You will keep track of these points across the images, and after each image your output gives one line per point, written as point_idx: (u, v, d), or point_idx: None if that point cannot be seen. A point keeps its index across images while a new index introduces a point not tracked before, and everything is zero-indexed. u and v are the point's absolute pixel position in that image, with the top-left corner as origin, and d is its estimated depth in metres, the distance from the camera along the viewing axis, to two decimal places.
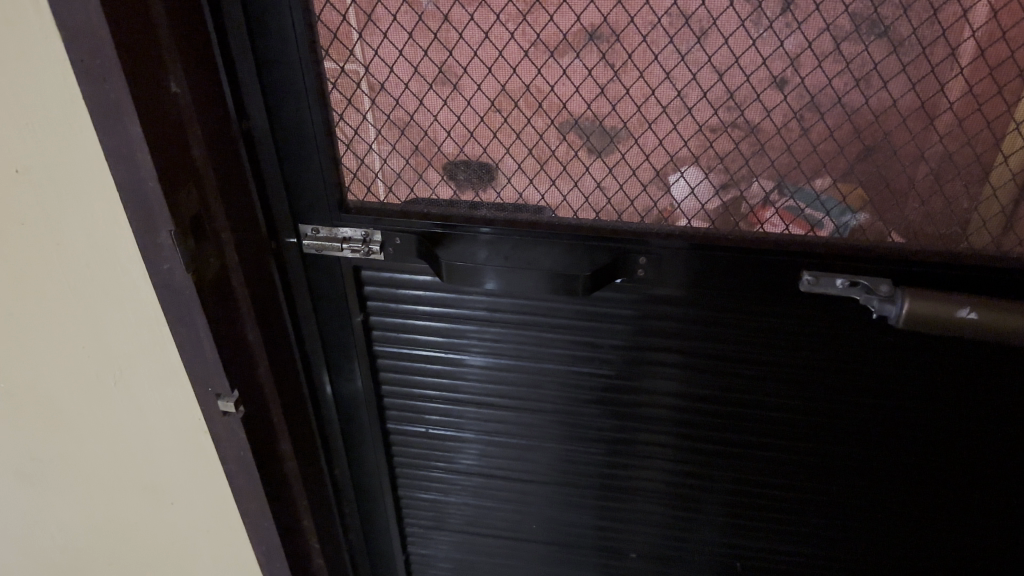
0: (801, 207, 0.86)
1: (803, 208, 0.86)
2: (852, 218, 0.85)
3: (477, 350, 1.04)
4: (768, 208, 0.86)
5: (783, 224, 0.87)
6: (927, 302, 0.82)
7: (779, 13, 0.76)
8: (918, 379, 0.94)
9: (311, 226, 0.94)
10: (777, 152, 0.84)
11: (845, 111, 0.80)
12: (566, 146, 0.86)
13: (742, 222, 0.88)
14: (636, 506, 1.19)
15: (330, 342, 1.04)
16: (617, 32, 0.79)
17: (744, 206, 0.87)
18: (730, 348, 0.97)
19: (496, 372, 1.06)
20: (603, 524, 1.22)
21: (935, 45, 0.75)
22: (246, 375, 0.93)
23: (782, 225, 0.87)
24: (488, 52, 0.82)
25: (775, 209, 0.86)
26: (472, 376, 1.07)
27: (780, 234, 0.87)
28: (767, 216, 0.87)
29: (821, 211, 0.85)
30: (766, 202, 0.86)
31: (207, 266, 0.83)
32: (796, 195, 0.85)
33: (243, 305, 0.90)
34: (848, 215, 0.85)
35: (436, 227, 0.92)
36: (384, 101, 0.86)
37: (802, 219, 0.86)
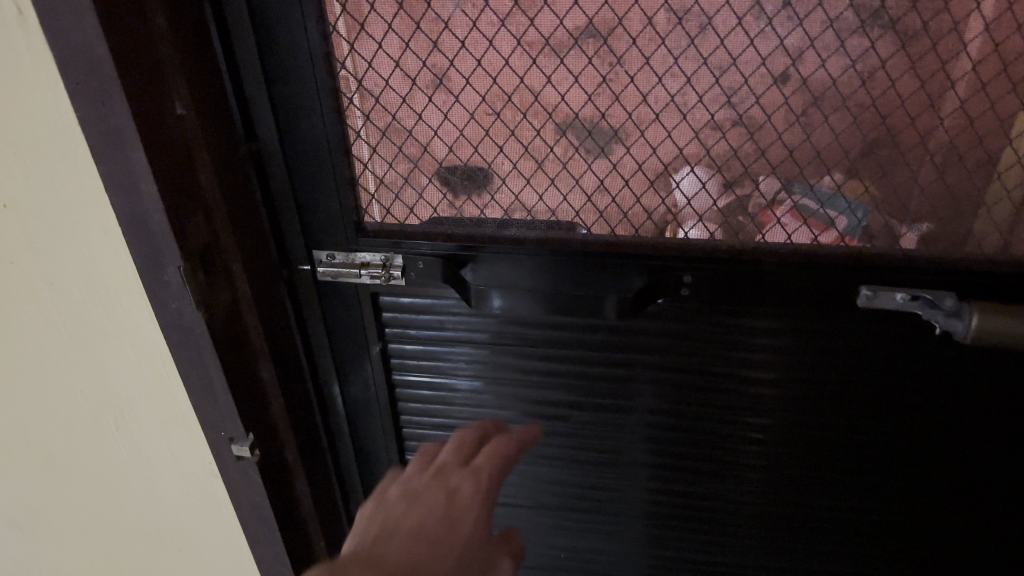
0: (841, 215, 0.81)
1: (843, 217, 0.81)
2: (864, 212, 0.80)
3: (464, 374, 0.97)
4: (781, 205, 0.81)
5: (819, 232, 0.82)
6: (997, 316, 0.76)
7: (840, 13, 0.70)
8: (980, 399, 0.88)
9: (326, 250, 0.87)
10: (832, 159, 0.79)
11: (907, 116, 0.75)
12: (604, 159, 0.81)
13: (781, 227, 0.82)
14: (672, 533, 1.12)
15: (346, 375, 0.97)
16: (663, 35, 0.73)
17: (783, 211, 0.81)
18: (776, 372, 0.90)
19: (486, 395, 0.99)
20: (635, 550, 1.16)
21: (1008, 42, 0.70)
22: (261, 418, 0.85)
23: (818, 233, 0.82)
24: (520, 60, 0.76)
25: (816, 214, 0.81)
26: (461, 401, 0.99)
27: (796, 237, 0.82)
28: (782, 213, 0.82)
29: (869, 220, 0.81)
30: (807, 207, 0.81)
31: (219, 304, 0.75)
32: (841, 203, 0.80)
33: (257, 345, 0.82)
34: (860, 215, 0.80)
35: (459, 250, 0.85)
36: (405, 117, 0.80)
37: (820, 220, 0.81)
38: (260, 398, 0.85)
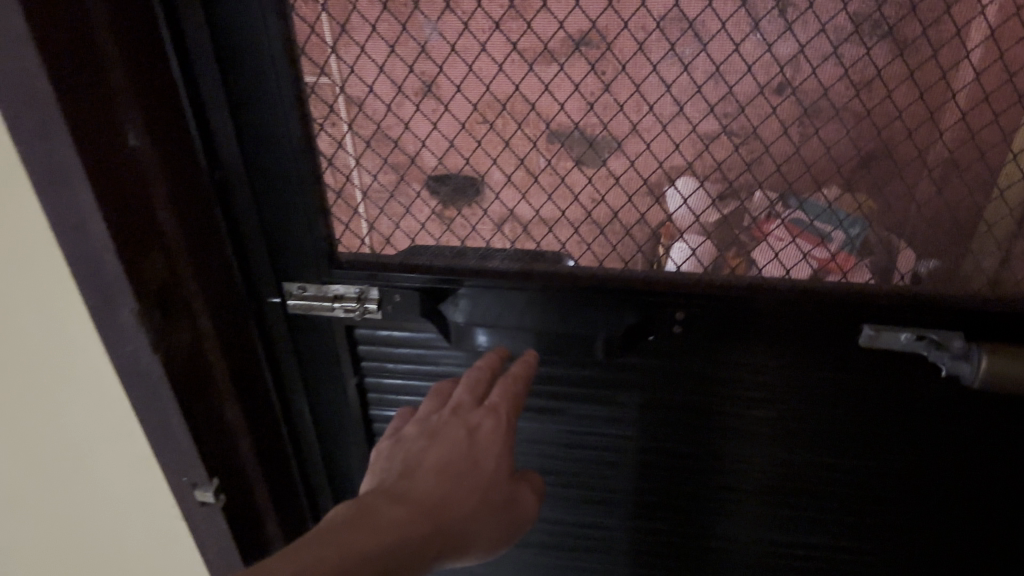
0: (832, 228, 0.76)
1: (834, 230, 0.76)
2: (862, 227, 0.76)
3: None
4: (774, 219, 0.76)
5: (808, 246, 0.77)
6: (1007, 360, 0.72)
7: (845, 38, 0.66)
8: (987, 442, 0.83)
9: (297, 282, 0.81)
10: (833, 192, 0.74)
11: (915, 148, 0.71)
12: (592, 189, 0.77)
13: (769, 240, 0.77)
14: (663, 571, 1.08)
15: (320, 410, 0.92)
16: (654, 60, 0.69)
17: (773, 224, 0.76)
18: (772, 409, 0.86)
19: None
20: None
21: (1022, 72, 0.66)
22: (227, 461, 0.80)
23: (807, 247, 0.77)
24: (503, 86, 0.72)
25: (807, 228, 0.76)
26: None
27: (789, 253, 0.77)
28: (772, 229, 0.76)
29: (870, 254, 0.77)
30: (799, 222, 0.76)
31: (179, 345, 0.70)
32: (835, 216, 0.75)
33: (224, 385, 0.77)
34: (856, 228, 0.76)
35: (439, 282, 0.81)
36: (381, 144, 0.76)
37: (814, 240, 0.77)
38: (226, 440, 0.80)
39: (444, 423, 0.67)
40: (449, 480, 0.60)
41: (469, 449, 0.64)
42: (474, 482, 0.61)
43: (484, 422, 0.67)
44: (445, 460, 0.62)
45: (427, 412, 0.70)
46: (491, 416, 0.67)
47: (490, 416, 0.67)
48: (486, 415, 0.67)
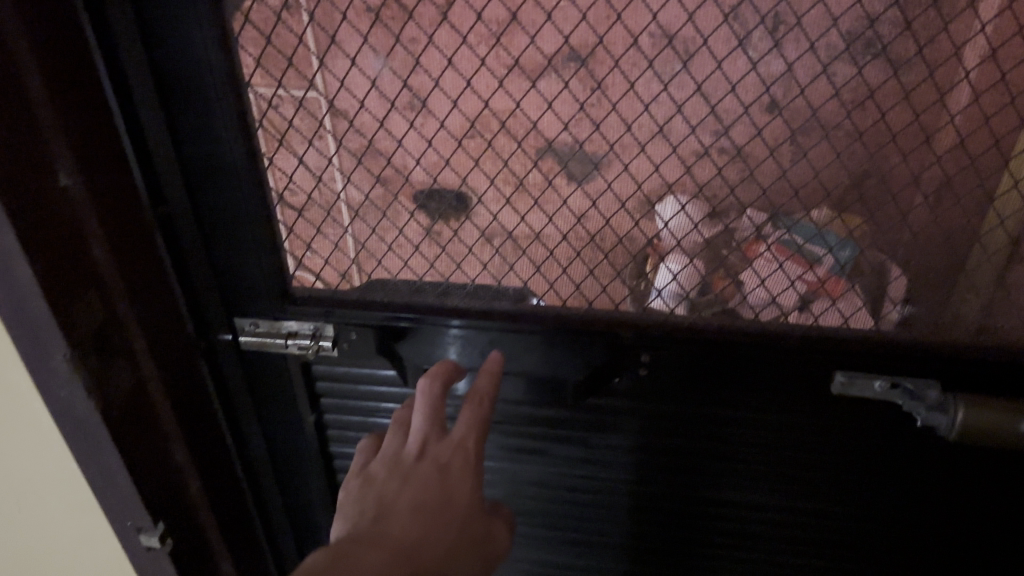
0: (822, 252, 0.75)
1: (825, 254, 0.75)
2: (852, 251, 0.75)
3: None
4: (767, 238, 0.75)
5: (799, 269, 0.76)
6: (983, 414, 0.69)
7: (812, 79, 0.65)
8: (963, 487, 0.81)
9: (249, 317, 0.79)
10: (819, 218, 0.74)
11: (883, 181, 0.71)
12: (553, 228, 0.77)
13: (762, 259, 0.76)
14: None
15: (277, 447, 0.89)
16: (612, 99, 0.69)
17: (767, 244, 0.75)
18: (743, 450, 0.83)
19: None
20: None
21: (990, 91, 0.65)
22: (174, 503, 0.77)
23: (798, 270, 0.76)
24: (458, 121, 0.71)
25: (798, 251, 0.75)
26: None
27: (784, 276, 0.76)
28: (765, 249, 0.75)
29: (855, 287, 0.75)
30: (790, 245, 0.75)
31: (117, 387, 0.67)
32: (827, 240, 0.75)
33: (170, 425, 0.74)
34: (847, 252, 0.75)
35: (396, 320, 0.77)
36: (334, 180, 0.74)
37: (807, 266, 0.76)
38: (173, 481, 0.77)
39: (415, 462, 0.60)
40: (411, 532, 0.54)
41: (437, 492, 0.57)
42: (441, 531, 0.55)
43: (453, 458, 0.60)
44: (411, 509, 0.56)
45: (394, 444, 0.63)
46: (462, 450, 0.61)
47: (460, 448, 0.61)
48: (455, 448, 0.61)
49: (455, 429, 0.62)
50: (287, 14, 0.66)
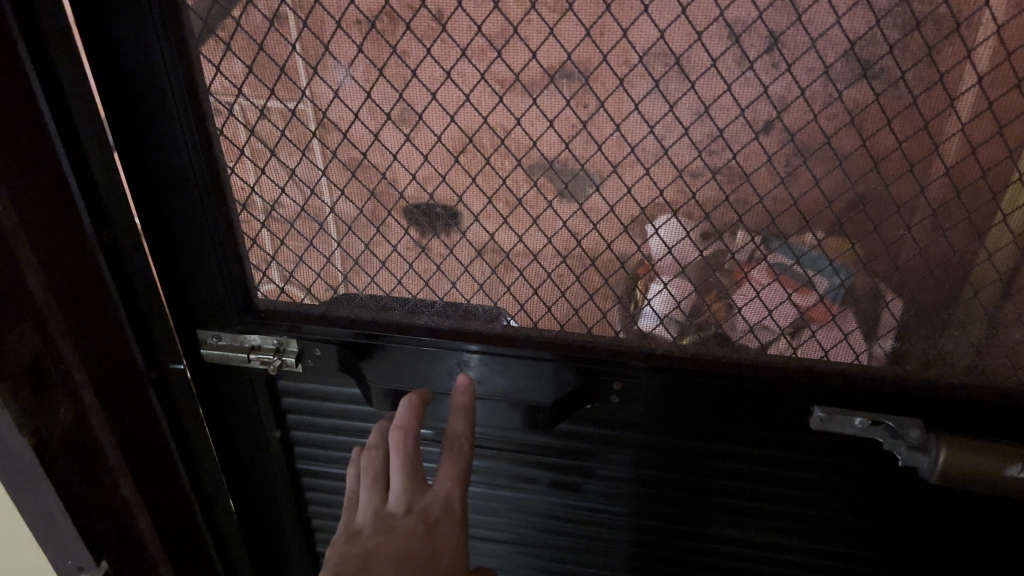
0: (806, 275, 0.67)
1: (809, 275, 0.67)
2: (846, 276, 0.67)
3: None
4: (755, 263, 0.67)
5: (782, 292, 0.68)
6: (964, 454, 0.66)
7: (789, 103, 0.60)
8: (948, 531, 0.77)
9: (213, 330, 0.78)
10: (812, 243, 0.66)
11: (870, 221, 0.64)
12: (524, 248, 0.70)
13: (746, 283, 0.68)
14: None
15: (244, 459, 0.88)
16: (585, 118, 0.63)
17: (755, 266, 0.67)
18: (715, 480, 0.81)
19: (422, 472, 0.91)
20: None
21: (986, 145, 0.59)
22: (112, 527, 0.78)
23: (780, 294, 0.68)
24: (424, 137, 0.65)
25: (777, 276, 0.67)
26: None
27: (767, 298, 0.69)
28: (753, 272, 0.67)
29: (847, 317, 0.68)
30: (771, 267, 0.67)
31: (53, 424, 0.69)
32: (806, 262, 0.66)
33: (114, 458, 0.74)
34: (836, 277, 0.67)
35: (366, 336, 0.76)
36: (295, 191, 0.69)
37: (793, 291, 0.68)
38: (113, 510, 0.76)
39: (397, 517, 0.59)
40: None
41: (421, 547, 0.56)
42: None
43: (437, 513, 0.59)
44: (398, 565, 0.55)
45: (373, 500, 0.62)
46: (446, 504, 0.60)
47: (443, 502, 0.60)
48: (438, 502, 0.60)
49: (438, 483, 0.61)
50: (241, 19, 0.61)
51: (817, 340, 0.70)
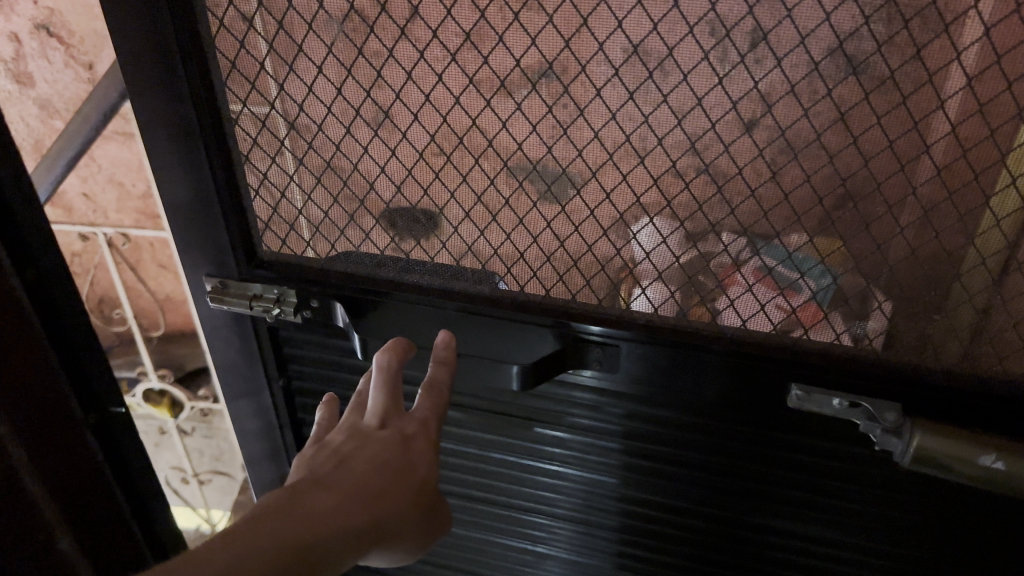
0: (771, 269, 0.67)
1: (774, 269, 0.67)
2: (832, 280, 0.67)
3: None
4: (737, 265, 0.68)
5: (750, 286, 0.69)
6: (938, 438, 0.65)
7: (765, 72, 0.58)
8: (930, 520, 0.76)
9: (218, 279, 0.81)
10: (799, 243, 0.66)
11: (853, 203, 0.63)
12: (509, 210, 0.71)
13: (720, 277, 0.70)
14: None
15: (248, 405, 0.93)
16: (565, 81, 0.62)
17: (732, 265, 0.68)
18: (698, 455, 0.82)
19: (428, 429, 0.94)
20: None
21: (966, 123, 0.57)
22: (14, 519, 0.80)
23: (750, 289, 0.69)
24: (413, 94, 0.67)
25: (746, 274, 0.68)
26: None
27: (742, 297, 0.70)
28: (735, 278, 0.69)
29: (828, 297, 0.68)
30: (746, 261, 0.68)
31: None
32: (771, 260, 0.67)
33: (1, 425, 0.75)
34: (826, 277, 0.67)
35: (362, 291, 0.78)
36: (294, 144, 0.73)
37: (771, 274, 0.68)
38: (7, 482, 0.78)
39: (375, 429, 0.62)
40: (372, 483, 0.56)
41: (396, 453, 0.59)
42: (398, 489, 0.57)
43: (413, 429, 0.62)
44: (375, 467, 0.57)
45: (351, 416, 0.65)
46: (422, 427, 0.63)
47: (420, 425, 0.63)
48: (415, 423, 0.63)
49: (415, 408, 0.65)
50: None
51: (800, 323, 0.70)
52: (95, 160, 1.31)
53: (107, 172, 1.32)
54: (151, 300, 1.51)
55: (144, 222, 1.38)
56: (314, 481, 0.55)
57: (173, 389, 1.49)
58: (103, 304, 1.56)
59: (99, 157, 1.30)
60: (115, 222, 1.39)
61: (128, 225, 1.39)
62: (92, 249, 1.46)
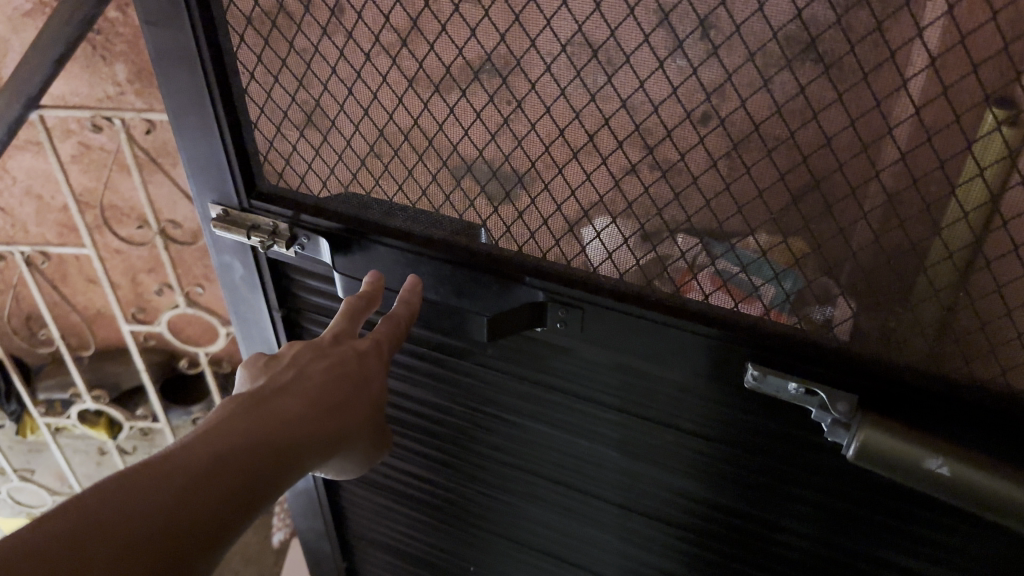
0: (732, 273, 0.67)
1: (736, 274, 0.67)
2: (796, 282, 0.65)
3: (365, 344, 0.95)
4: (698, 256, 0.68)
5: (711, 289, 0.69)
6: (885, 435, 0.63)
7: (723, 41, 0.56)
8: (890, 517, 0.73)
9: (223, 208, 0.86)
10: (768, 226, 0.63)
11: (818, 186, 0.60)
12: (483, 163, 0.71)
13: (676, 266, 0.69)
14: (577, 560, 1.05)
15: (253, 329, 0.98)
16: (531, 34, 0.62)
17: (691, 259, 0.68)
18: (663, 429, 0.81)
19: (416, 377, 0.96)
20: (540, 568, 1.10)
21: (930, 107, 0.53)
22: None
23: (710, 291, 0.69)
24: (391, 39, 0.67)
25: (701, 271, 0.68)
26: None
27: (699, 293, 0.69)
28: (694, 278, 0.69)
29: (796, 290, 0.66)
30: (704, 249, 0.67)
31: None
32: (727, 258, 0.67)
33: None
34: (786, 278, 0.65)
35: (346, 232, 0.81)
36: (286, 81, 0.74)
37: (729, 255, 0.66)
38: None
39: (328, 343, 0.62)
40: (331, 394, 0.57)
41: (353, 367, 0.60)
42: (356, 398, 0.59)
43: (366, 349, 0.63)
44: (332, 377, 0.58)
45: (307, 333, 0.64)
46: (377, 347, 0.64)
47: (375, 344, 0.64)
48: (372, 342, 0.64)
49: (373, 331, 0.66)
50: None
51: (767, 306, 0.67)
52: (8, 170, 1.19)
53: (23, 183, 1.21)
54: (80, 316, 1.41)
55: (67, 237, 1.27)
56: (274, 390, 0.55)
57: (110, 410, 1.45)
58: (31, 320, 1.44)
59: (13, 167, 1.19)
60: (37, 238, 1.28)
61: (51, 240, 1.28)
62: (13, 266, 1.35)
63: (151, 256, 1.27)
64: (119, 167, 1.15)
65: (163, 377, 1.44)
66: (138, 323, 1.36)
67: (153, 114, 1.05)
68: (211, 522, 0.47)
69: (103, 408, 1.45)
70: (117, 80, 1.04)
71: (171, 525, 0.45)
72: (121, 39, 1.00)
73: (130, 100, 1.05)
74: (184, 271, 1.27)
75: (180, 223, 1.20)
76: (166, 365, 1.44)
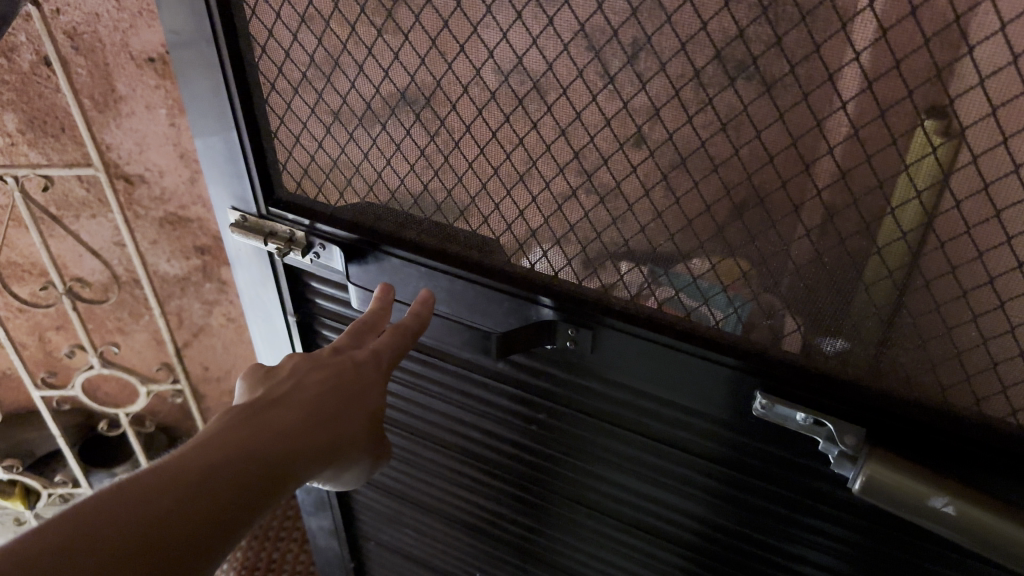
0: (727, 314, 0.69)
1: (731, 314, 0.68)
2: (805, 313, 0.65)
3: None
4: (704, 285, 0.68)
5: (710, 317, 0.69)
6: (892, 471, 0.62)
7: (742, 73, 0.56)
8: (895, 547, 0.73)
9: (241, 214, 0.87)
10: (781, 251, 0.63)
11: (835, 232, 0.59)
12: (497, 181, 0.71)
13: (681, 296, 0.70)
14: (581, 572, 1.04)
15: (267, 331, 0.99)
16: (549, 58, 0.61)
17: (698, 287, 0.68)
18: (670, 450, 0.81)
19: (426, 386, 0.96)
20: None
21: (945, 148, 0.52)
22: None
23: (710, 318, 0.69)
24: (410, 56, 0.67)
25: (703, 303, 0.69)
26: None
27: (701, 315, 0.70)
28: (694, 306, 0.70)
29: (747, 314, 0.68)
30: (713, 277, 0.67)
31: None
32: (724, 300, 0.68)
33: None
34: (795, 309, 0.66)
35: (362, 243, 0.81)
36: (306, 94, 0.75)
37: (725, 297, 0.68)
38: None
39: (326, 357, 0.62)
40: (325, 408, 0.57)
41: (349, 379, 0.60)
42: (351, 412, 0.59)
43: (364, 359, 0.63)
44: (327, 391, 0.58)
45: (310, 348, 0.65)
46: (376, 360, 0.64)
47: (375, 356, 0.64)
48: (372, 355, 0.63)
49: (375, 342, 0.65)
50: None
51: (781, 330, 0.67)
52: None
53: None
54: None
55: None
56: (268, 402, 0.56)
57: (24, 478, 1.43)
58: None
59: None
60: None
61: None
62: None
63: (60, 315, 1.23)
64: (16, 223, 1.10)
65: (81, 438, 1.43)
66: (48, 388, 1.32)
67: (49, 167, 1.01)
68: (203, 527, 0.47)
69: (18, 476, 1.42)
70: (8, 130, 0.98)
71: (162, 530, 0.46)
72: (8, 87, 0.94)
73: (22, 151, 1.00)
74: (96, 326, 1.24)
75: (87, 280, 1.17)
76: (82, 425, 1.42)
